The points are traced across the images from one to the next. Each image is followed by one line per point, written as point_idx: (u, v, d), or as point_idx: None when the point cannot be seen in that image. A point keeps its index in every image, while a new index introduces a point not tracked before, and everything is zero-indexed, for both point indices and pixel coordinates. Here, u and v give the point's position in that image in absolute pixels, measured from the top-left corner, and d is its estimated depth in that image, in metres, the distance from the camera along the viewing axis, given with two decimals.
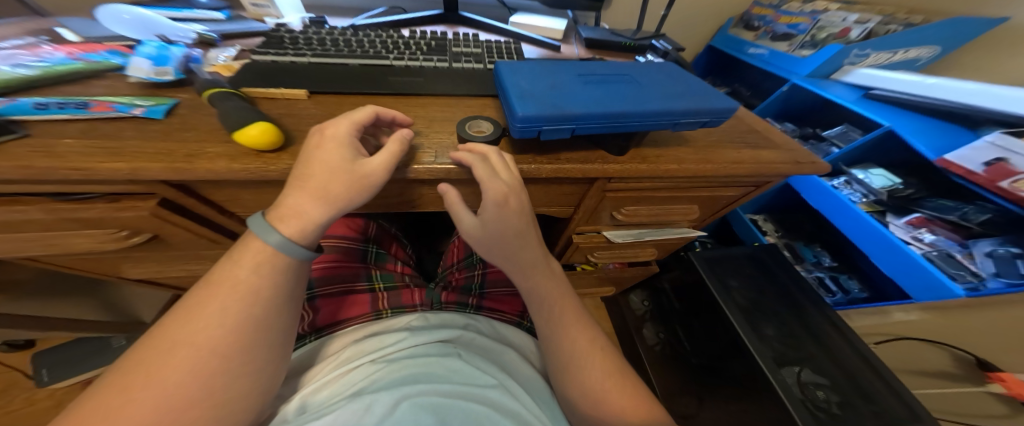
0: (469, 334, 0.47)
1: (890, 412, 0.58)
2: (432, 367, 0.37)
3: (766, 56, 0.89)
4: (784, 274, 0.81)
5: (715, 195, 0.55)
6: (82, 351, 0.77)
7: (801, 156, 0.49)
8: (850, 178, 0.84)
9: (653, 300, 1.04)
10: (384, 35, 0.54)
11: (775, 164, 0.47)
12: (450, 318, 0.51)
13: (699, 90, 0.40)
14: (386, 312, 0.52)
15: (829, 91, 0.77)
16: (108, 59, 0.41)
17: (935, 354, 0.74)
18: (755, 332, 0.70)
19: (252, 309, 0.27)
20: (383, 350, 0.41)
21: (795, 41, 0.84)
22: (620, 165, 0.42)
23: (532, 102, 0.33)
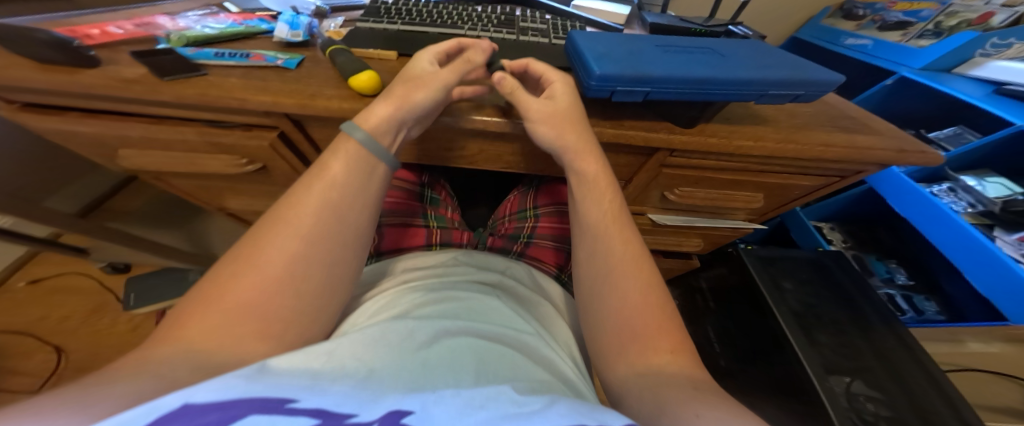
0: (508, 280, 0.46)
1: None
2: (472, 306, 0.37)
3: (869, 47, 0.82)
4: (850, 283, 0.70)
5: (787, 184, 0.47)
6: (163, 280, 0.90)
7: (907, 143, 0.42)
8: (954, 184, 0.64)
9: (684, 298, 0.97)
10: (462, 9, 0.59)
11: (874, 150, 0.41)
12: (487, 261, 0.50)
13: (794, 64, 0.38)
14: (436, 246, 0.55)
15: (950, 85, 0.65)
16: (260, 24, 0.46)
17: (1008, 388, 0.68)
18: (807, 337, 0.61)
19: (324, 213, 0.29)
20: (426, 280, 0.42)
21: (914, 30, 0.77)
22: (687, 137, 0.40)
23: (610, 63, 0.34)
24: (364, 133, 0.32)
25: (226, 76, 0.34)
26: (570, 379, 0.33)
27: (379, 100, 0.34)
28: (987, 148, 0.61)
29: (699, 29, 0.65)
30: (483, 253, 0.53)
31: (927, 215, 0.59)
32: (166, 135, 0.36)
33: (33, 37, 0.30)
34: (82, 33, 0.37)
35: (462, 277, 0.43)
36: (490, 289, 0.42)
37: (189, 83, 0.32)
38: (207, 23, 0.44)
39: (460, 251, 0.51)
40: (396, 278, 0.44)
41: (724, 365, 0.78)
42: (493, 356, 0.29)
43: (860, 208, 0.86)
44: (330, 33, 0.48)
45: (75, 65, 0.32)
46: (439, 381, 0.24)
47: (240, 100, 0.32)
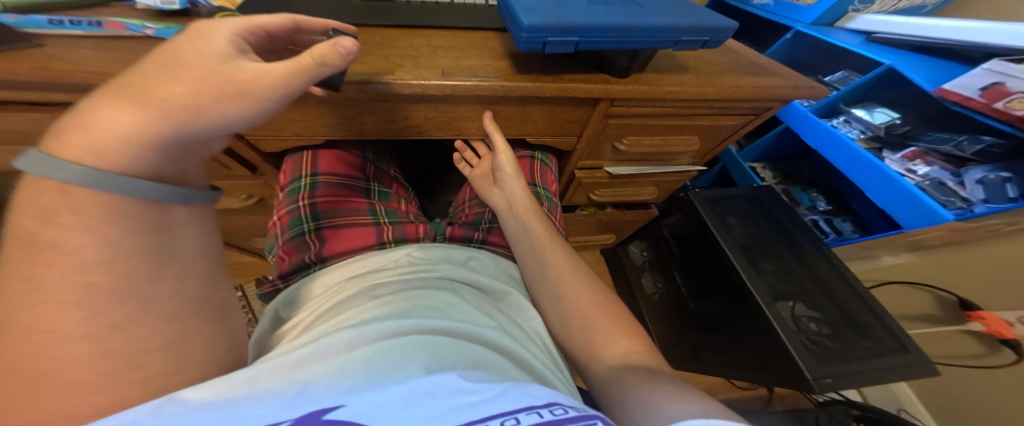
0: (465, 272, 0.39)
1: (876, 343, 0.57)
2: (425, 300, 0.31)
3: (772, 6, 0.89)
4: (783, 213, 0.76)
5: (715, 125, 0.50)
6: None
7: (800, 81, 0.46)
8: (848, 117, 0.70)
9: (653, 249, 0.97)
10: None
11: (776, 88, 0.45)
12: (445, 252, 0.42)
13: (702, 12, 0.40)
14: (390, 244, 0.44)
15: (834, 37, 0.73)
16: None
17: (918, 297, 0.75)
18: (753, 268, 0.66)
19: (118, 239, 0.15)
20: (371, 282, 0.36)
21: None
22: (623, 86, 0.40)
23: (537, 12, 0.33)
24: (77, 167, 0.14)
25: (80, 50, 0.29)
26: (541, 370, 0.30)
27: (101, 92, 0.17)
28: (866, 85, 0.68)
29: None
30: (443, 244, 0.45)
31: (832, 146, 0.66)
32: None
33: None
34: None
35: (415, 274, 0.37)
36: (446, 282, 0.36)
37: (30, 59, 0.27)
38: None
39: (417, 246, 0.43)
40: (333, 276, 0.38)
41: (694, 308, 0.83)
42: (452, 352, 0.24)
43: (784, 146, 0.94)
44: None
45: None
46: (399, 370, 0.21)
47: (106, 76, 0.27)
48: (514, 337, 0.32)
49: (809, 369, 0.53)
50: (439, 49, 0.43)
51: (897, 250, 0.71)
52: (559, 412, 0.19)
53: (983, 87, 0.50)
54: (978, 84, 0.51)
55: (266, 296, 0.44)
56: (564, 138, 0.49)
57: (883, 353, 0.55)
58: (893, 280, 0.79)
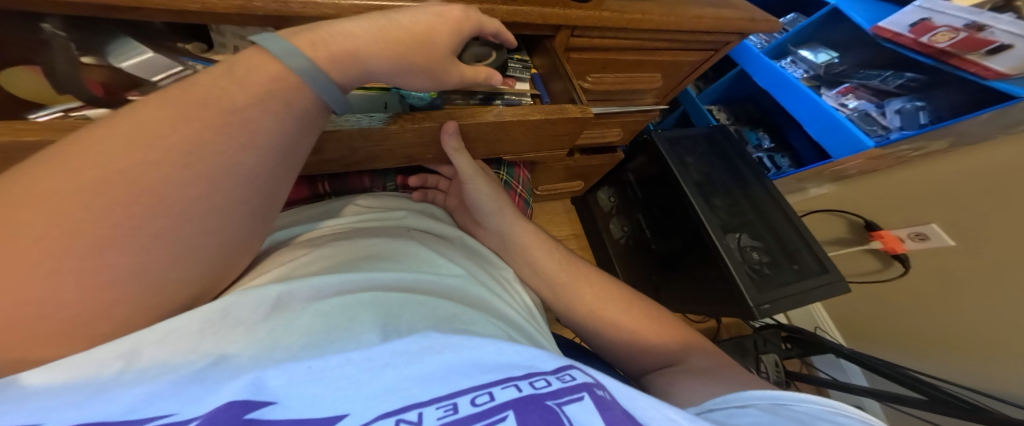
0: (426, 223, 0.36)
1: (803, 268, 0.65)
2: (381, 251, 0.28)
3: None
4: (732, 150, 0.80)
5: (677, 61, 0.49)
6: None
7: (756, 13, 0.45)
8: (795, 57, 0.73)
9: (620, 194, 0.94)
10: None
11: (734, 20, 0.43)
12: (401, 203, 0.38)
13: None
14: (330, 197, 0.40)
15: None
16: None
17: (836, 224, 0.84)
18: (707, 204, 0.70)
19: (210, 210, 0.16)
20: (315, 232, 0.31)
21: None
22: (583, 12, 0.36)
23: None
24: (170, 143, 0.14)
25: None
26: (513, 319, 0.29)
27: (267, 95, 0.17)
28: (812, 27, 0.70)
29: None
30: (392, 195, 0.42)
31: (778, 85, 0.69)
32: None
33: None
34: None
35: (368, 223, 0.33)
36: (405, 232, 0.33)
37: None
38: None
39: (363, 196, 0.38)
40: (261, 230, 0.33)
41: (656, 248, 0.85)
42: (410, 310, 0.21)
43: (735, 90, 0.97)
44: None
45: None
46: (346, 335, 0.17)
47: None
48: (484, 286, 0.30)
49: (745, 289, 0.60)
50: None
51: (822, 181, 0.81)
52: (539, 386, 0.15)
53: (912, 24, 0.53)
54: (907, 21, 0.54)
55: None
56: (545, 148, 0.42)
57: (807, 277, 0.63)
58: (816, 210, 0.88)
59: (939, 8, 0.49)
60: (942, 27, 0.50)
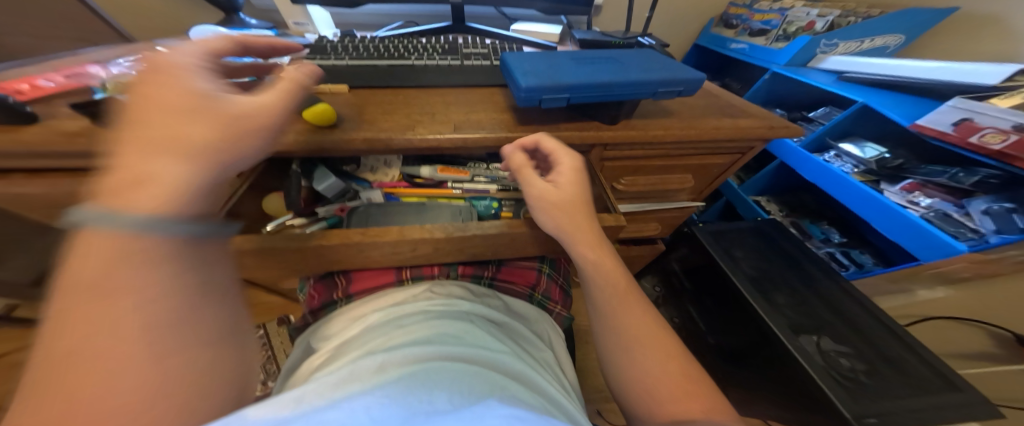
0: (481, 307, 0.43)
1: (919, 381, 0.53)
2: (447, 329, 0.35)
3: (746, 50, 0.86)
4: (789, 243, 0.77)
5: (705, 163, 0.54)
6: None
7: (775, 121, 0.49)
8: (839, 151, 0.73)
9: (664, 283, 1.00)
10: (403, 42, 0.63)
11: (755, 128, 0.48)
12: (461, 291, 0.46)
13: (671, 66, 0.44)
14: (408, 281, 0.49)
15: (810, 77, 0.73)
16: None
17: (968, 334, 0.70)
18: (766, 301, 0.66)
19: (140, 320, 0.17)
20: (398, 312, 0.40)
21: (771, 35, 0.83)
22: (614, 132, 0.45)
23: (534, 75, 0.39)
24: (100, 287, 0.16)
25: None
26: (552, 397, 0.32)
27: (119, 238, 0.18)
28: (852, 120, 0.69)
29: (618, 40, 0.72)
30: (455, 281, 0.50)
31: (828, 180, 0.69)
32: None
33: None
34: (10, 89, 0.38)
35: (435, 305, 0.41)
36: (464, 314, 0.40)
37: None
38: (141, 69, 0.45)
39: (432, 283, 0.47)
40: (359, 312, 0.43)
41: (715, 342, 0.82)
42: (469, 377, 0.27)
43: (789, 179, 0.95)
44: (278, 71, 0.51)
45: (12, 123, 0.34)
46: (423, 392, 0.24)
47: None
48: (524, 362, 0.35)
49: (839, 398, 0.51)
50: (448, 105, 0.50)
51: (930, 283, 0.67)
52: None
53: (953, 123, 0.53)
54: (948, 120, 0.54)
55: (296, 328, 0.49)
56: None
57: (927, 393, 0.52)
58: (934, 316, 0.74)
59: (977, 108, 0.50)
60: (990, 127, 0.50)
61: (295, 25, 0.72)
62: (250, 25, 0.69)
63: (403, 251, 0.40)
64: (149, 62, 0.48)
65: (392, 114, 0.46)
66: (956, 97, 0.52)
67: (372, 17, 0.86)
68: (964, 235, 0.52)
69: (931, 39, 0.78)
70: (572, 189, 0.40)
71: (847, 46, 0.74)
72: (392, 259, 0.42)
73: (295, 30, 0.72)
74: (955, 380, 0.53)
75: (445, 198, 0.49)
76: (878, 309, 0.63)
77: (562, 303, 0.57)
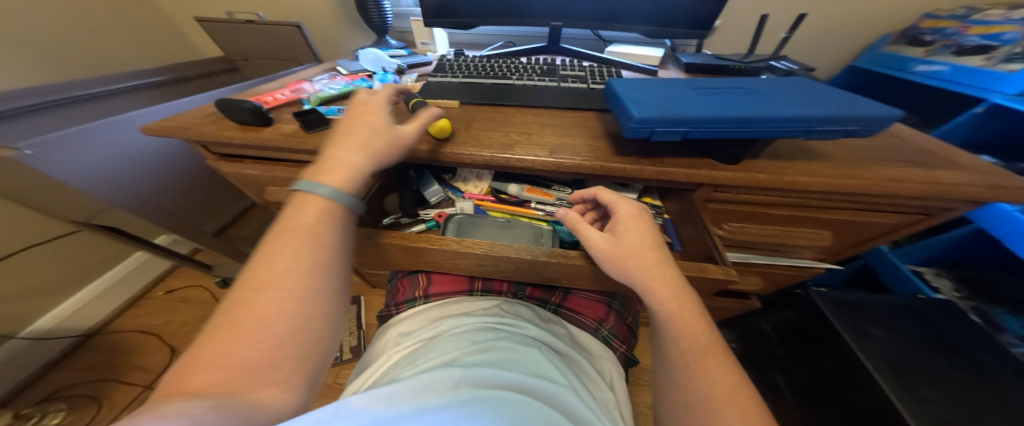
0: (547, 336, 0.42)
1: None
2: (513, 353, 0.35)
3: (947, 73, 0.64)
4: (966, 337, 0.58)
5: (856, 221, 0.43)
6: None
7: (1001, 179, 0.37)
8: None
9: (743, 342, 0.86)
10: (510, 62, 0.67)
11: (960, 186, 0.36)
12: (527, 313, 0.47)
13: (840, 99, 0.37)
14: (478, 292, 0.52)
15: None
16: (362, 83, 0.59)
17: None
18: (916, 395, 0.48)
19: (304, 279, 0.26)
20: (467, 322, 0.42)
21: (997, 54, 0.59)
22: (732, 174, 0.39)
23: (647, 106, 0.36)
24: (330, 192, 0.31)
25: (339, 128, 0.46)
26: None
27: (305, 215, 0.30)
28: None
29: (741, 65, 0.64)
30: (524, 303, 0.50)
31: None
32: (302, 175, 0.49)
33: (242, 106, 0.44)
34: (262, 99, 0.51)
35: (502, 323, 0.42)
36: (531, 339, 0.40)
37: (315, 133, 0.44)
38: (329, 85, 0.58)
39: (502, 300, 0.49)
40: (435, 314, 0.46)
41: None
42: (534, 414, 0.26)
43: (969, 251, 0.72)
44: (409, 87, 0.59)
45: (259, 124, 0.45)
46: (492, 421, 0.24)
47: None
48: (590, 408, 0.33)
49: None
50: (551, 127, 0.50)
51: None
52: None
53: None
54: None
55: (382, 316, 0.55)
56: None
57: None
58: None
59: None
60: None
61: (421, 45, 0.83)
62: (388, 46, 0.83)
63: (487, 265, 0.42)
64: (333, 79, 0.62)
65: (499, 130, 0.49)
66: None
67: (481, 39, 0.94)
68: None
69: None
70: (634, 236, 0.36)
71: None
72: (477, 269, 0.43)
73: (420, 49, 0.83)
74: None
75: (527, 218, 0.50)
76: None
77: (628, 344, 0.54)
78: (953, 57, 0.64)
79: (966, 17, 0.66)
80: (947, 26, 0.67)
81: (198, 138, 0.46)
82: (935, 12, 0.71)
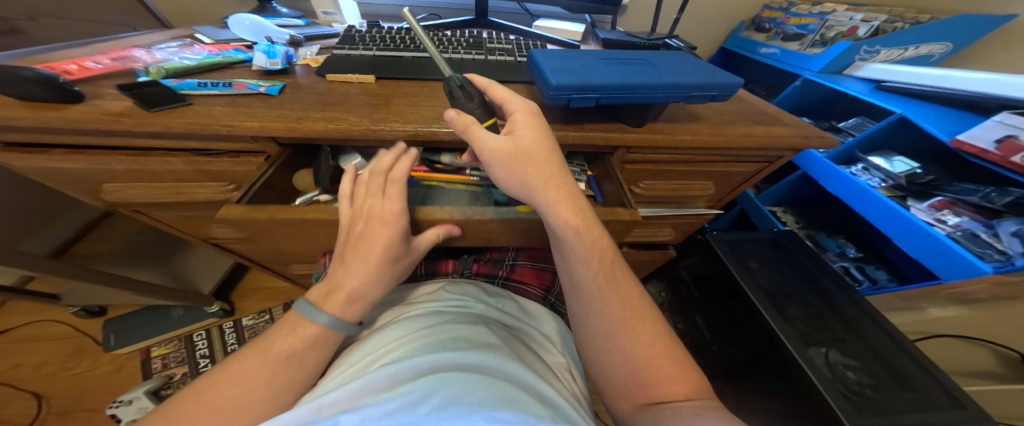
0: (492, 311, 0.43)
1: (928, 398, 0.51)
2: (457, 331, 0.34)
3: (778, 55, 0.87)
4: (808, 259, 0.75)
5: (730, 170, 0.54)
6: (145, 319, 0.87)
7: (810, 131, 0.48)
8: (867, 164, 0.72)
9: (670, 291, 1.03)
10: (429, 34, 0.64)
11: (785, 137, 0.47)
12: (474, 291, 0.48)
13: (708, 69, 0.43)
14: (423, 277, 0.53)
15: (841, 84, 0.73)
16: (236, 55, 0.52)
17: (976, 353, 0.69)
18: (780, 313, 0.64)
19: (290, 372, 0.28)
20: (412, 310, 0.40)
21: (806, 40, 0.82)
22: (639, 135, 0.44)
23: (563, 74, 0.38)
24: (330, 315, 0.31)
25: (215, 106, 0.39)
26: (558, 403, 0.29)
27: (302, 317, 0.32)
28: (883, 133, 0.70)
29: (643, 42, 0.70)
30: (469, 281, 0.51)
31: (854, 194, 0.68)
32: (156, 166, 0.41)
33: (20, 76, 0.34)
34: (61, 68, 0.41)
35: (449, 306, 0.41)
36: (477, 318, 0.40)
37: (177, 113, 0.37)
38: (182, 55, 0.50)
39: (447, 282, 0.49)
40: (382, 306, 0.44)
41: (717, 350, 0.83)
42: (484, 383, 0.25)
43: (804, 192, 0.95)
44: (308, 61, 0.53)
45: (59, 100, 0.36)
46: (449, 391, 0.23)
47: (229, 126, 0.37)
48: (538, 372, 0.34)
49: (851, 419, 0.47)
50: None
51: (944, 302, 0.66)
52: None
53: (996, 139, 0.51)
54: (992, 136, 0.52)
55: None
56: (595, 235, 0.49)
57: (937, 411, 0.49)
58: (941, 334, 0.73)
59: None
60: None
61: (323, 14, 0.74)
62: (281, 14, 0.71)
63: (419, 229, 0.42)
64: (188, 48, 0.53)
65: (416, 104, 0.46)
66: (1005, 112, 0.52)
67: (397, 10, 0.87)
68: (993, 257, 0.50)
69: (979, 47, 0.79)
70: (531, 134, 0.34)
71: (888, 54, 0.74)
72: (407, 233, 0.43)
73: (323, 19, 0.74)
74: (958, 397, 0.50)
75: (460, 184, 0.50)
76: (895, 332, 0.60)
77: None
78: (781, 42, 0.86)
79: (788, 9, 0.85)
80: (777, 17, 0.86)
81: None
82: (772, 3, 0.89)
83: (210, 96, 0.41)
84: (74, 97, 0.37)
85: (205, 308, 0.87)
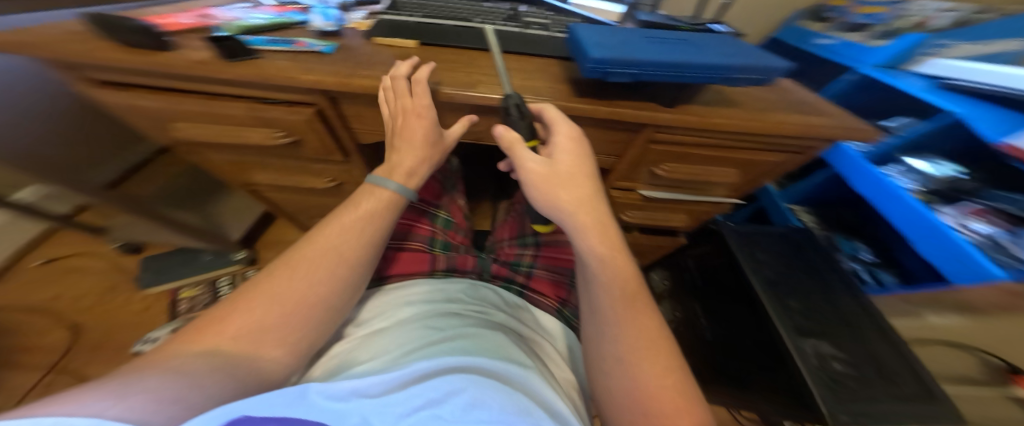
0: (505, 318, 0.47)
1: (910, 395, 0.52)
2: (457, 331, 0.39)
3: (836, 46, 0.88)
4: (818, 257, 0.76)
5: (756, 159, 0.55)
6: (176, 260, 0.94)
7: (845, 124, 0.49)
8: (906, 166, 0.71)
9: (672, 278, 1.07)
10: (472, 6, 0.65)
11: (821, 128, 0.47)
12: (491, 296, 0.52)
13: (750, 53, 0.43)
14: (440, 272, 0.54)
15: (901, 77, 0.72)
16: (296, 17, 0.54)
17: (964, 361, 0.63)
18: (779, 302, 0.65)
19: (300, 301, 0.34)
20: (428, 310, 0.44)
21: (872, 31, 0.84)
22: (670, 115, 0.46)
23: (605, 47, 0.39)
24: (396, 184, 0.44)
25: (277, 59, 0.42)
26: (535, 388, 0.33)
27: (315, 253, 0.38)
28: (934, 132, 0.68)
29: (685, 26, 0.69)
30: (491, 286, 0.54)
31: (880, 195, 0.68)
32: (221, 110, 0.44)
33: (126, 25, 0.38)
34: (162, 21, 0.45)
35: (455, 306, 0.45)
36: (492, 324, 0.43)
37: (244, 62, 0.40)
38: (255, 15, 0.53)
39: (467, 284, 0.52)
40: (391, 299, 0.48)
41: (711, 338, 0.86)
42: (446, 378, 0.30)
43: (829, 193, 0.94)
44: (357, 24, 0.55)
45: (156, 48, 0.40)
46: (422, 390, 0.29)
47: (289, 77, 0.40)
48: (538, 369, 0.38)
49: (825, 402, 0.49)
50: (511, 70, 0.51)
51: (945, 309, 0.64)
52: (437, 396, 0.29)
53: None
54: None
55: None
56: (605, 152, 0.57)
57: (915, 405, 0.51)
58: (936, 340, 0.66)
59: None
60: None
61: None
62: None
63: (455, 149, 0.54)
64: (259, 9, 0.56)
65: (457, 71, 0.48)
66: None
67: None
68: (1010, 266, 0.51)
69: None
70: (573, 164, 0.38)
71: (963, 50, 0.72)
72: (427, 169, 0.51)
73: None
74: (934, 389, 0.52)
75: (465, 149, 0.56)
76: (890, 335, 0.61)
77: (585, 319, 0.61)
78: (848, 32, 0.89)
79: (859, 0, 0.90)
80: (845, 7, 0.92)
81: (72, 60, 0.39)
82: None
83: (272, 49, 0.44)
84: (160, 45, 0.40)
85: (231, 254, 0.95)
